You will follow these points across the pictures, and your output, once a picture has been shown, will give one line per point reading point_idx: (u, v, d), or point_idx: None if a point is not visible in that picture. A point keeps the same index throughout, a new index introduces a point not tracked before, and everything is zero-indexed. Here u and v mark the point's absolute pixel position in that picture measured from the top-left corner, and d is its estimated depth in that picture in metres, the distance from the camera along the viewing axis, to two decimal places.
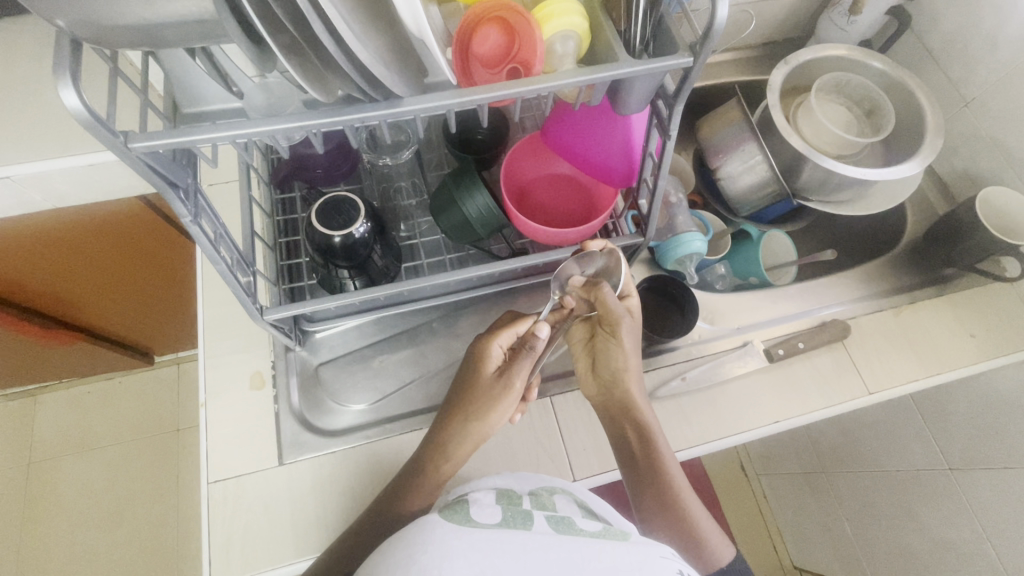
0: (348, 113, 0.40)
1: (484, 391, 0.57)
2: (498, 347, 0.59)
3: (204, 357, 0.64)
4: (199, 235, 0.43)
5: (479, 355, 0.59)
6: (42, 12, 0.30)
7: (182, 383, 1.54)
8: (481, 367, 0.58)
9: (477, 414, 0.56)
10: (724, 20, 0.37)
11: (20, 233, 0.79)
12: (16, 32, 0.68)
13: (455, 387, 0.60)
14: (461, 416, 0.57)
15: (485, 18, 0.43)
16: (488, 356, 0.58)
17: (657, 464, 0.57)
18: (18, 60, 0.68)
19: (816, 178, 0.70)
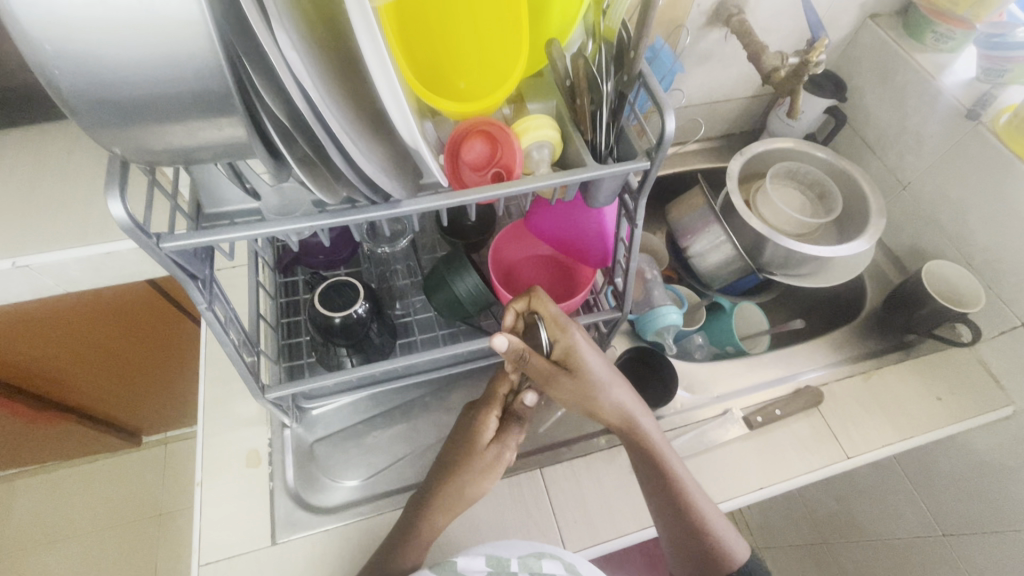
0: (353, 214, 0.45)
1: (481, 457, 0.59)
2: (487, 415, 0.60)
3: (202, 436, 0.66)
4: (212, 319, 0.47)
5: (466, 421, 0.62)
6: (103, 143, 0.34)
7: (168, 464, 1.51)
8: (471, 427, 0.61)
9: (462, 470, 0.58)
10: (673, 132, 0.45)
11: (29, 315, 0.83)
12: (55, 138, 0.77)
13: (448, 447, 0.61)
14: (450, 476, 0.58)
15: (471, 131, 0.49)
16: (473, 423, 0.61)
17: (659, 461, 0.59)
18: (53, 162, 0.76)
19: (778, 255, 0.76)
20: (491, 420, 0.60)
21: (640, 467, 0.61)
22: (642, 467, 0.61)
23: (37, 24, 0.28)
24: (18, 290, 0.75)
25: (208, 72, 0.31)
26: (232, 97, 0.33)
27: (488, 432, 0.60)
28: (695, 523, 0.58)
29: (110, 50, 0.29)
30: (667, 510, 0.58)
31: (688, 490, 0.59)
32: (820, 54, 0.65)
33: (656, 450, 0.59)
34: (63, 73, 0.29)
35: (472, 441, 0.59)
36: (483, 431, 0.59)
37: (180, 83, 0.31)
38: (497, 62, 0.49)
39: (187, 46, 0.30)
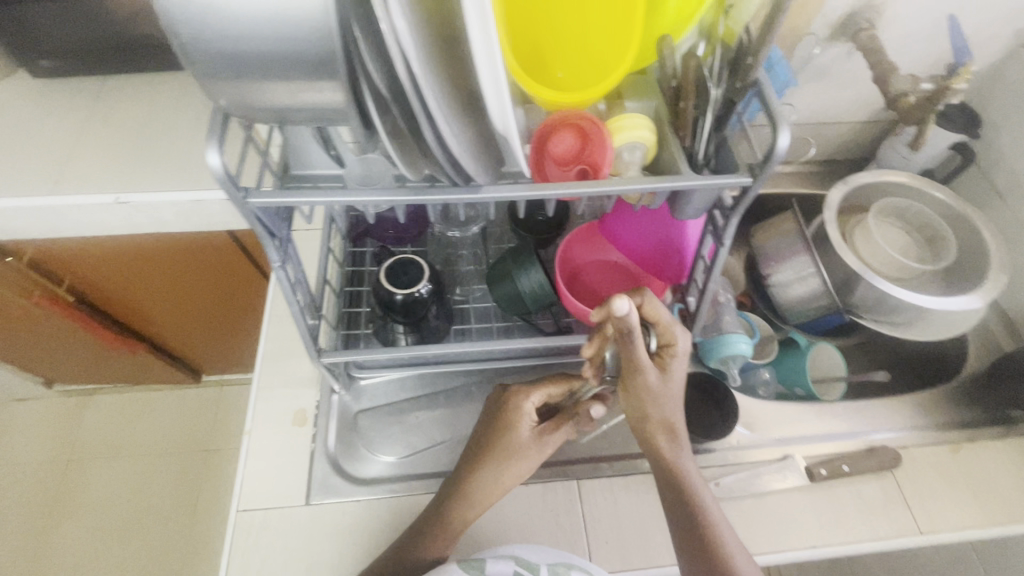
0: (433, 194, 0.45)
1: (511, 445, 0.58)
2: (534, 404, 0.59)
3: (257, 387, 0.68)
4: (282, 279, 0.48)
5: (513, 411, 0.59)
6: (209, 93, 0.35)
7: (222, 405, 1.61)
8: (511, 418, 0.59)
9: (500, 463, 0.58)
10: (785, 150, 0.41)
11: (123, 248, 0.90)
12: (178, 96, 0.85)
13: (478, 432, 0.60)
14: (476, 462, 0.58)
15: (561, 124, 0.47)
16: (523, 414, 0.58)
17: (686, 487, 0.54)
18: (174, 115, 0.83)
19: (871, 298, 0.69)
20: (530, 405, 0.59)
21: (667, 492, 0.55)
22: (669, 493, 0.55)
23: None
24: (116, 224, 0.81)
25: (316, 33, 0.31)
26: (336, 63, 0.33)
27: (526, 423, 0.59)
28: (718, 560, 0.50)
29: (233, 4, 0.30)
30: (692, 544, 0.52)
31: (708, 510, 0.53)
32: (964, 80, 0.57)
33: (685, 475, 0.55)
34: (186, 25, 0.31)
35: (507, 428, 0.58)
36: (519, 417, 0.58)
37: (290, 40, 0.31)
38: (602, 56, 0.47)
39: (303, 6, 0.30)
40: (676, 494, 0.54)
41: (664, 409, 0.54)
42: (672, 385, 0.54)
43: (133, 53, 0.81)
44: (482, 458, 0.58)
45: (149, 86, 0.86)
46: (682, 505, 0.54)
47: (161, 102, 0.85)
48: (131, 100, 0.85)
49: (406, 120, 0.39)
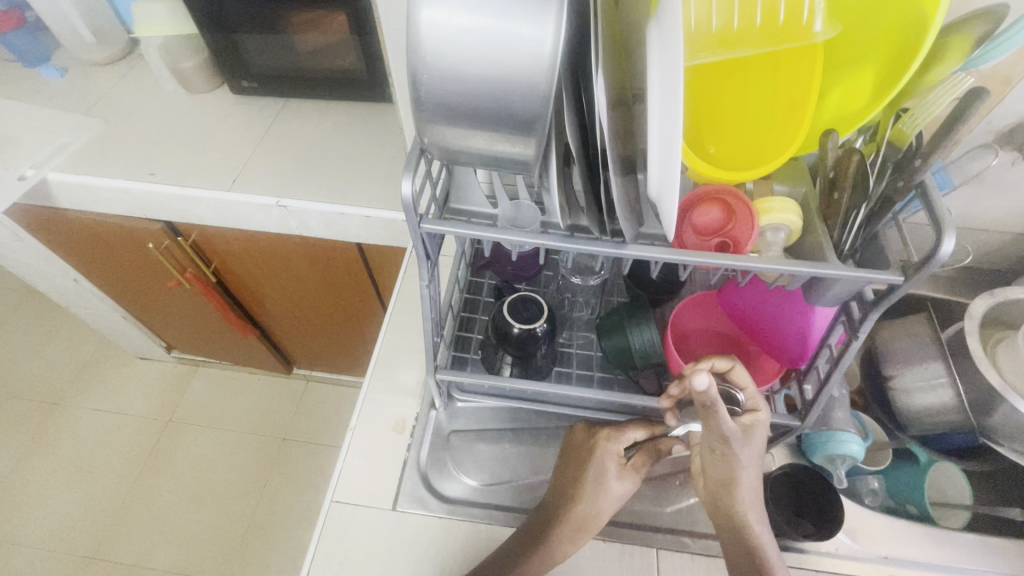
0: (579, 242, 0.48)
1: (596, 478, 0.59)
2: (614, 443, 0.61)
3: (365, 389, 0.74)
4: (425, 296, 0.55)
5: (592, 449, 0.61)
6: (419, 133, 0.41)
7: (304, 400, 1.72)
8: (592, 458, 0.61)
9: (590, 500, 0.59)
10: (949, 254, 0.40)
11: (270, 245, 1.02)
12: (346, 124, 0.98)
13: (564, 469, 0.63)
14: (568, 497, 0.60)
15: (708, 197, 0.50)
16: (604, 451, 0.60)
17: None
18: (339, 140, 0.96)
19: (1012, 424, 0.63)
20: (614, 447, 0.61)
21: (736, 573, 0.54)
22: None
23: (430, 40, 0.34)
24: (273, 223, 0.93)
25: (534, 99, 0.35)
26: (542, 124, 0.37)
27: (610, 459, 0.60)
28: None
29: (470, 68, 0.35)
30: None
31: None
32: None
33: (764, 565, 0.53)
34: (429, 80, 0.36)
35: (596, 467, 0.60)
36: (601, 455, 0.60)
37: (503, 100, 0.36)
38: (763, 139, 0.49)
39: (530, 76, 0.34)
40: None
41: (747, 477, 0.54)
42: (755, 454, 0.54)
43: (322, 81, 0.96)
44: (572, 492, 0.60)
45: (323, 112, 1.00)
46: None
47: (329, 127, 0.98)
48: (308, 122, 0.99)
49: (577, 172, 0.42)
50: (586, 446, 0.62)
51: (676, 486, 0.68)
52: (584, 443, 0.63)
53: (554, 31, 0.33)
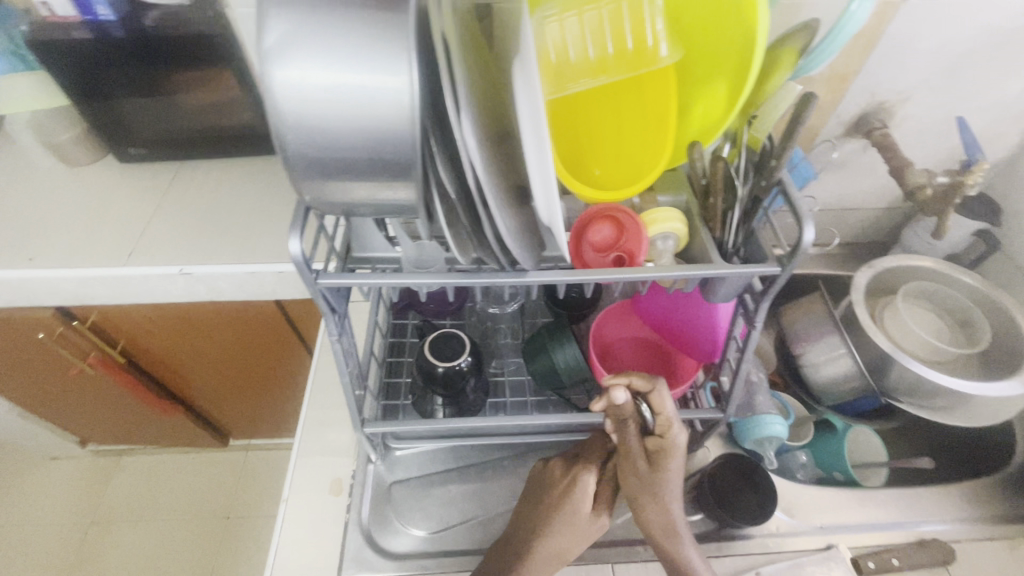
0: (482, 277, 0.48)
1: (573, 514, 0.59)
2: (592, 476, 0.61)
3: (296, 454, 0.70)
4: (337, 350, 0.53)
5: (574, 481, 0.61)
6: (298, 191, 0.40)
7: (246, 471, 1.61)
8: (574, 491, 0.60)
9: (563, 534, 0.58)
10: (811, 243, 0.44)
11: (179, 315, 0.96)
12: (251, 176, 0.94)
13: (536, 501, 0.62)
14: (541, 534, 0.59)
15: (599, 215, 0.51)
16: (585, 485, 0.60)
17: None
18: (244, 197, 0.92)
19: (906, 381, 0.69)
20: (591, 480, 0.61)
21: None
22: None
23: (287, 99, 0.34)
24: (177, 292, 0.87)
25: (402, 147, 0.35)
26: (415, 170, 0.37)
27: (587, 493, 0.60)
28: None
29: (333, 122, 0.35)
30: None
31: None
32: (978, 177, 0.61)
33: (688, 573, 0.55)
34: (294, 139, 0.35)
35: (571, 502, 0.59)
36: (581, 490, 0.60)
37: (374, 151, 0.36)
38: (639, 156, 0.52)
39: (393, 125, 0.35)
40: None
41: (663, 498, 0.57)
42: (670, 478, 0.56)
43: (209, 139, 0.91)
44: (546, 526, 0.59)
45: (217, 169, 0.95)
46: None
47: (228, 182, 0.94)
48: (204, 180, 0.94)
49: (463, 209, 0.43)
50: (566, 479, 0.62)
51: (623, 496, 0.68)
52: (564, 476, 0.62)
53: (410, 81, 0.34)
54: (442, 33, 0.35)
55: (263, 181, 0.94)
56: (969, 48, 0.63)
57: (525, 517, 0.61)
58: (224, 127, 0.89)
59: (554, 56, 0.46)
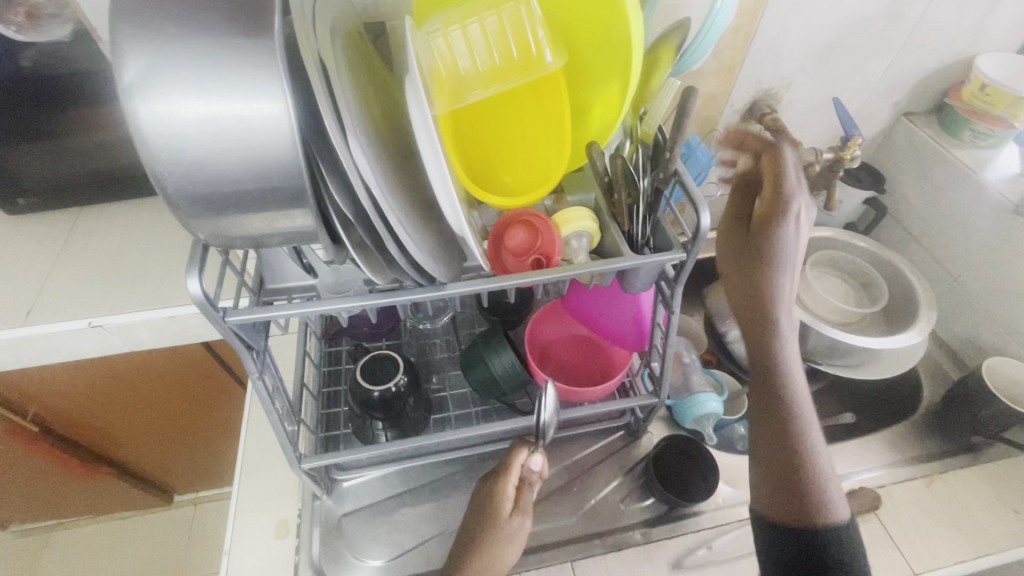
0: (400, 296, 0.47)
1: (497, 526, 0.58)
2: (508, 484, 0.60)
3: (235, 502, 0.66)
4: (260, 389, 0.49)
5: (492, 495, 0.59)
6: (189, 229, 0.38)
7: (195, 527, 1.51)
8: (495, 504, 0.59)
9: (491, 549, 0.57)
10: (709, 226, 0.46)
11: (95, 372, 0.89)
12: (135, 218, 0.84)
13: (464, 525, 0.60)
14: (464, 550, 0.57)
15: (514, 220, 0.51)
16: (502, 495, 0.59)
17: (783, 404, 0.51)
18: (133, 236, 0.82)
19: (823, 345, 0.74)
20: (507, 489, 0.59)
21: (765, 450, 0.51)
22: (767, 452, 0.51)
23: (155, 134, 0.32)
24: (86, 348, 0.80)
25: (289, 173, 0.35)
26: (307, 194, 0.36)
27: (506, 502, 0.59)
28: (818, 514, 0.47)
29: (211, 154, 0.34)
30: (780, 474, 0.49)
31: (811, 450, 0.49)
32: (855, 151, 0.68)
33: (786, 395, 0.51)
34: (171, 175, 0.34)
35: (491, 513, 0.58)
36: (501, 500, 0.59)
37: (262, 180, 0.35)
38: (542, 159, 0.53)
39: (275, 152, 0.34)
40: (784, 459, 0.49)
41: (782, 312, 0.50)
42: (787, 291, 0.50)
43: (81, 192, 0.79)
44: (473, 546, 0.57)
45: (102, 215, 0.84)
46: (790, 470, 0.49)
47: (116, 228, 0.82)
48: (87, 227, 0.83)
49: (367, 231, 0.42)
50: (484, 492, 0.60)
51: (576, 492, 0.69)
52: (481, 492, 0.61)
53: (288, 108, 0.33)
54: (317, 55, 0.35)
55: (158, 221, 0.84)
56: (836, 35, 0.69)
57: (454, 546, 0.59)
58: (88, 176, 0.77)
59: (445, 70, 0.46)
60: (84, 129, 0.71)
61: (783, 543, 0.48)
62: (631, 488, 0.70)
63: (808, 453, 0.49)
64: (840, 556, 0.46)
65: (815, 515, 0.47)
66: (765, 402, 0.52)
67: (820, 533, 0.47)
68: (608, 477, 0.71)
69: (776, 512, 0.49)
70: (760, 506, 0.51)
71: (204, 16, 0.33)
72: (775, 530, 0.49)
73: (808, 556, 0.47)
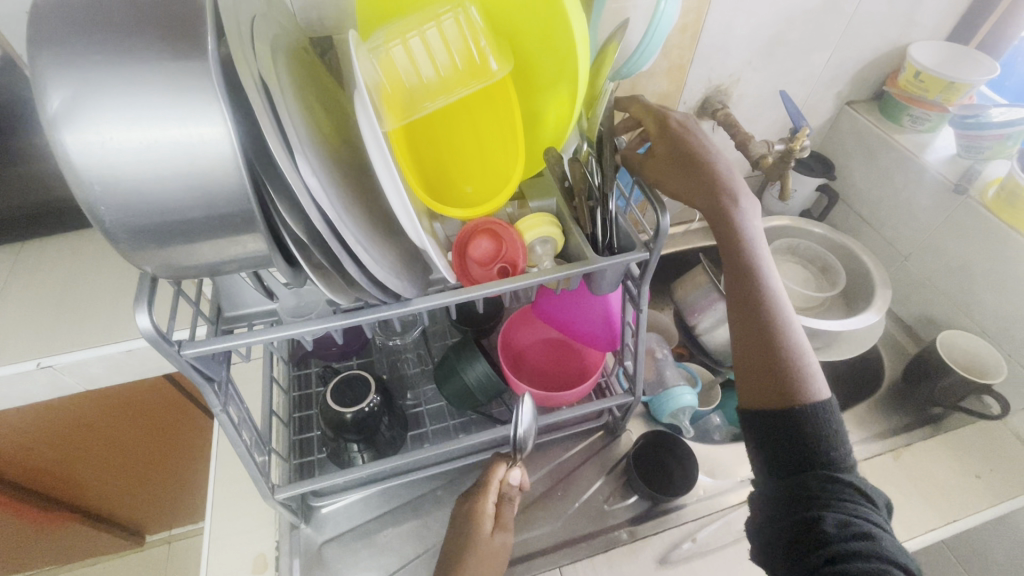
0: (366, 314, 0.46)
1: (480, 545, 0.56)
2: (488, 502, 0.59)
3: (208, 540, 0.64)
4: (225, 422, 0.47)
5: (473, 513, 0.59)
6: (133, 262, 0.36)
7: (171, 566, 1.45)
8: (477, 522, 0.58)
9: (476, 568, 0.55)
10: (669, 225, 0.47)
11: (49, 417, 0.84)
12: (84, 246, 0.80)
13: (445, 547, 0.58)
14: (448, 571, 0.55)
15: (477, 230, 0.51)
16: (483, 513, 0.58)
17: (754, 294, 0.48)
18: (79, 269, 0.78)
19: None
20: (487, 506, 0.59)
21: (739, 345, 0.49)
22: (743, 346, 0.49)
23: (88, 166, 0.31)
24: (36, 391, 0.75)
25: (235, 197, 0.34)
26: (256, 217, 0.35)
27: (487, 520, 0.58)
28: (799, 396, 0.46)
29: (150, 183, 0.32)
30: (762, 367, 0.47)
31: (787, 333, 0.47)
32: (803, 141, 0.70)
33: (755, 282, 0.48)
34: (108, 209, 0.32)
35: (474, 532, 0.57)
36: (483, 518, 0.58)
37: (208, 207, 0.34)
38: (499, 166, 0.53)
39: (219, 178, 0.33)
40: (760, 350, 0.47)
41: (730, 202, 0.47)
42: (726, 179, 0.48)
43: (25, 224, 0.74)
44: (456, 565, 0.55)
45: (47, 247, 0.79)
46: (770, 362, 0.47)
47: (61, 259, 0.78)
48: (31, 261, 0.77)
49: (325, 251, 0.41)
50: (463, 513, 0.60)
51: (560, 497, 0.69)
52: (461, 514, 0.60)
53: (228, 132, 0.32)
54: (257, 75, 0.34)
55: (105, 250, 0.80)
56: (777, 31, 0.71)
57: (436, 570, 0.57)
58: (31, 207, 0.72)
59: (391, 85, 0.45)
60: (15, 162, 0.66)
61: (768, 437, 0.47)
62: (615, 487, 0.70)
63: (785, 338, 0.47)
64: (822, 437, 0.45)
65: (797, 397, 0.46)
66: (734, 295, 0.49)
67: (803, 415, 0.46)
68: (590, 478, 0.71)
69: (760, 404, 0.48)
70: (744, 402, 0.49)
71: (133, 41, 0.31)
72: (764, 424, 0.47)
73: (794, 444, 0.46)
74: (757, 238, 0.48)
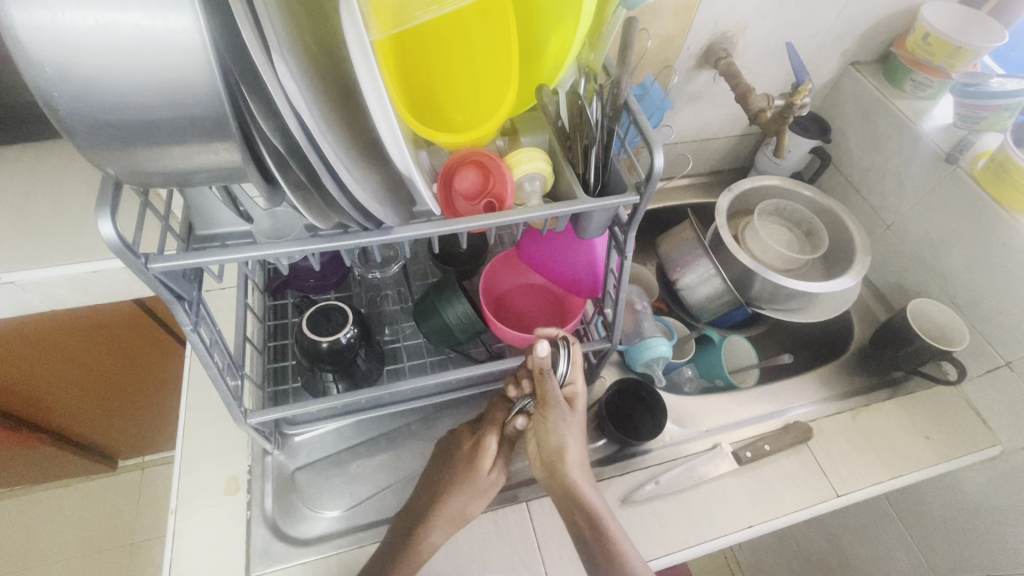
0: (346, 240, 0.44)
1: (474, 480, 0.60)
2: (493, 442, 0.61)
3: (180, 462, 0.64)
4: (196, 341, 0.46)
5: (476, 449, 0.61)
6: (96, 163, 0.33)
7: (145, 490, 1.48)
8: (476, 461, 0.60)
9: (461, 494, 0.59)
10: (662, 168, 0.45)
11: (14, 337, 0.81)
12: (48, 157, 0.75)
13: (438, 472, 0.62)
14: (441, 498, 0.59)
15: (465, 161, 0.48)
16: (485, 451, 0.61)
17: (605, 532, 0.55)
18: (43, 180, 0.73)
19: (767, 290, 0.77)
20: (491, 444, 0.61)
21: None
22: None
23: (40, 47, 0.28)
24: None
25: (205, 97, 0.31)
26: (230, 122, 0.33)
27: (487, 459, 0.61)
28: None
29: (109, 73, 0.29)
30: None
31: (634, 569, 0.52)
32: (804, 96, 0.67)
33: (601, 527, 0.55)
34: (64, 97, 0.29)
35: (471, 469, 0.60)
36: (484, 457, 0.60)
37: (176, 104, 0.31)
38: (490, 93, 0.50)
39: (187, 74, 0.30)
40: None
41: (570, 440, 0.57)
42: (576, 419, 0.58)
43: None
44: (445, 490, 0.59)
45: (10, 156, 0.74)
46: None
47: (21, 170, 0.73)
48: None
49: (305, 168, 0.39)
50: (469, 450, 0.62)
51: None
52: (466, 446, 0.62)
53: (199, 21, 0.29)
54: None
55: (70, 163, 0.75)
56: None
57: (426, 487, 0.61)
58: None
59: None
60: None
61: None
62: None
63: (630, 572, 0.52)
64: None
65: None
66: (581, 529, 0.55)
67: None
68: None
69: None
70: None
71: None
72: None
73: None
74: (579, 473, 0.57)
